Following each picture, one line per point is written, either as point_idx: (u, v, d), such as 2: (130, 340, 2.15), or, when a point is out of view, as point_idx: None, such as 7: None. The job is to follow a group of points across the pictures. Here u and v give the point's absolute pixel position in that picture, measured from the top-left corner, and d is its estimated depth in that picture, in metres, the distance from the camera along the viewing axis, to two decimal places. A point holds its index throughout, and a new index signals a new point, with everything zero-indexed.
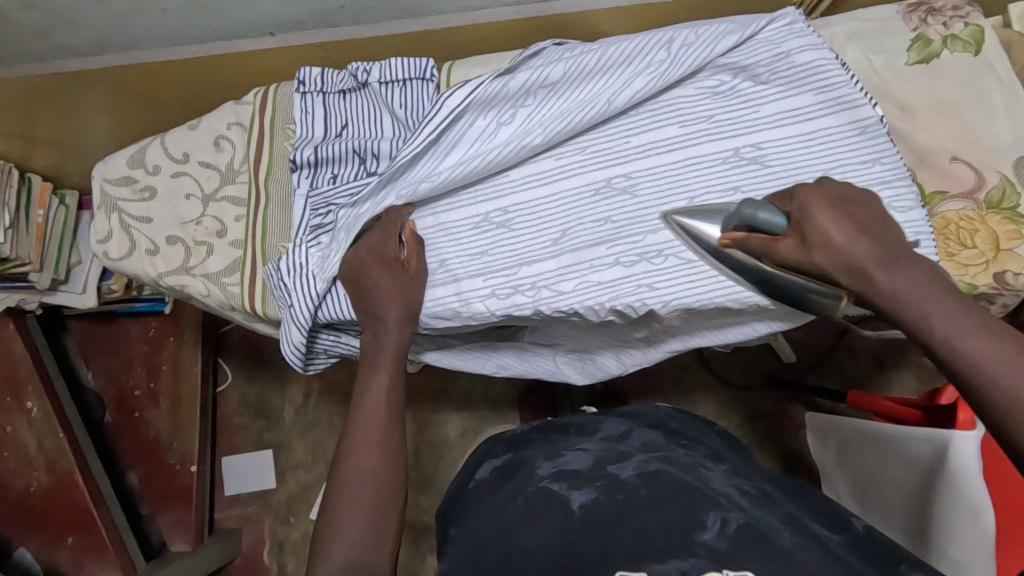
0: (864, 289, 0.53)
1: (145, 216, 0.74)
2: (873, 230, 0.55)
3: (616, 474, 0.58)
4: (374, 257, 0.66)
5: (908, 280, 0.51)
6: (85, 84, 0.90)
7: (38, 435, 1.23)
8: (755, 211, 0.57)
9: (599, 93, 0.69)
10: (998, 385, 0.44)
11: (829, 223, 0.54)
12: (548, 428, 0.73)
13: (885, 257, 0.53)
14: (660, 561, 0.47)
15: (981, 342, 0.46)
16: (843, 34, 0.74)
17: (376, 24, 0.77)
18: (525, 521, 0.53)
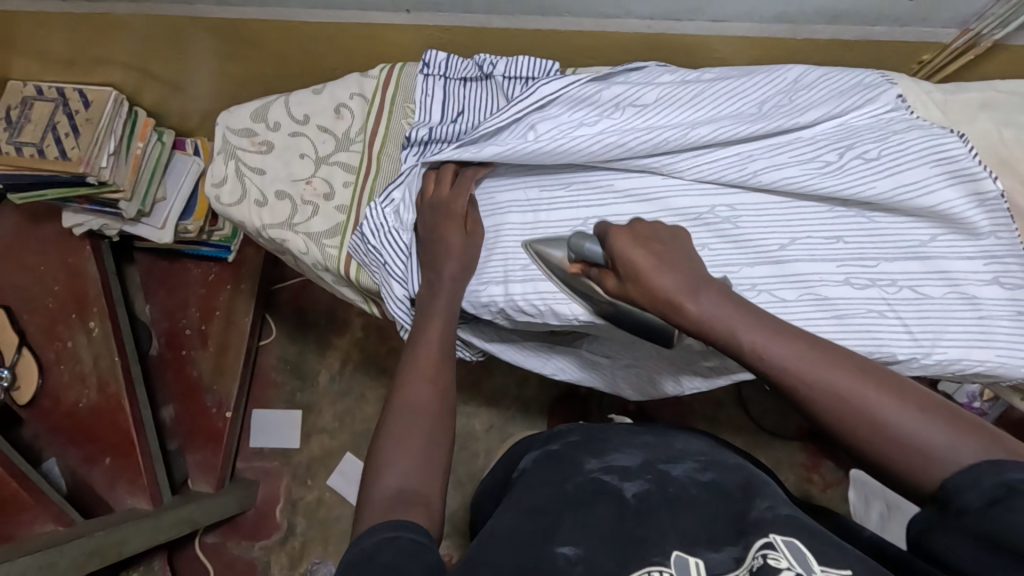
0: (678, 316, 0.55)
1: (260, 168, 0.78)
2: (669, 254, 0.58)
3: (666, 471, 0.57)
4: (445, 216, 0.70)
5: (713, 302, 0.54)
6: (216, 31, 0.94)
7: (95, 354, 1.28)
8: (581, 241, 0.64)
9: (689, 117, 0.71)
10: (815, 392, 0.48)
11: (638, 256, 0.57)
12: (590, 428, 0.70)
13: (687, 285, 0.55)
14: (714, 550, 0.46)
15: (781, 345, 0.51)
16: (976, 103, 0.73)
17: (508, 16, 0.79)
18: (579, 505, 0.53)
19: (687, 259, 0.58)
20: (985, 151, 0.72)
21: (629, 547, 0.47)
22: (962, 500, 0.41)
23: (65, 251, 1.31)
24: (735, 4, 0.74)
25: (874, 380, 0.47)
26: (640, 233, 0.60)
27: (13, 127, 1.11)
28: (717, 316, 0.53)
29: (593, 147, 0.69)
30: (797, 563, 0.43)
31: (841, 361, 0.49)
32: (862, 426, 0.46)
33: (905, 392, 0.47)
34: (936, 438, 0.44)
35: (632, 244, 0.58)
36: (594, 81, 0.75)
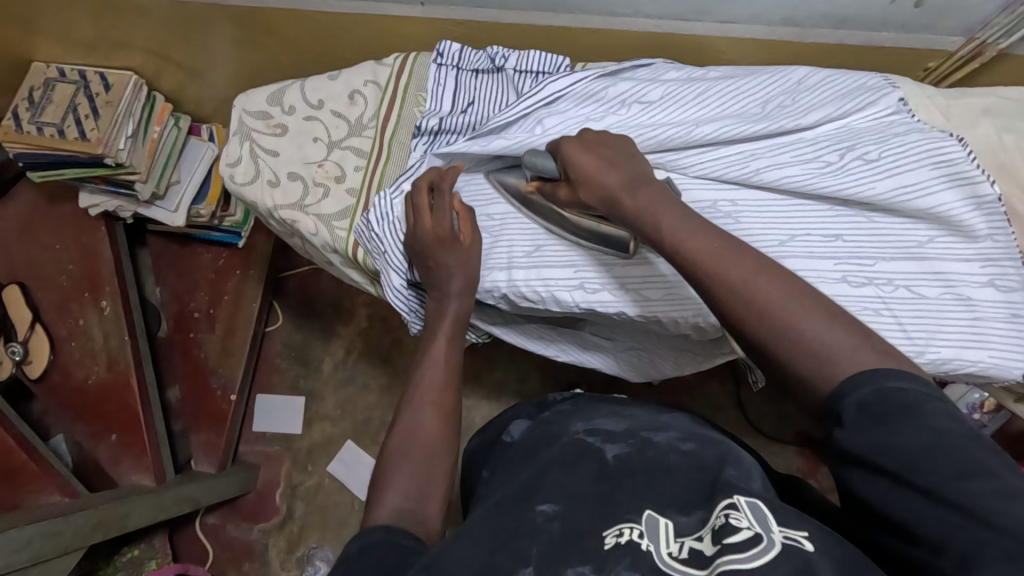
0: (615, 211, 0.61)
1: (274, 149, 0.80)
2: (616, 155, 0.64)
3: (648, 438, 0.58)
4: (434, 238, 0.70)
5: (646, 198, 0.59)
6: (235, 19, 0.96)
7: (106, 332, 1.31)
8: (531, 156, 0.69)
9: (692, 116, 0.73)
10: (714, 280, 0.53)
11: (586, 160, 0.63)
12: (582, 400, 0.73)
13: (628, 180, 0.61)
14: (684, 513, 0.48)
15: (693, 238, 0.56)
16: (976, 108, 0.74)
17: (521, 12, 0.81)
18: (562, 463, 0.54)
19: (633, 167, 0.62)
20: (985, 155, 0.72)
21: (603, 506, 0.49)
22: (842, 408, 0.45)
23: (80, 231, 1.34)
24: (742, 6, 0.75)
25: (784, 291, 0.51)
26: (588, 141, 0.65)
27: (34, 108, 1.14)
28: (650, 208, 0.59)
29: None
30: (757, 524, 0.43)
31: (760, 268, 0.53)
32: (764, 328, 0.51)
33: (812, 302, 0.51)
34: (829, 347, 0.48)
35: (581, 148, 0.64)
36: (602, 78, 0.77)
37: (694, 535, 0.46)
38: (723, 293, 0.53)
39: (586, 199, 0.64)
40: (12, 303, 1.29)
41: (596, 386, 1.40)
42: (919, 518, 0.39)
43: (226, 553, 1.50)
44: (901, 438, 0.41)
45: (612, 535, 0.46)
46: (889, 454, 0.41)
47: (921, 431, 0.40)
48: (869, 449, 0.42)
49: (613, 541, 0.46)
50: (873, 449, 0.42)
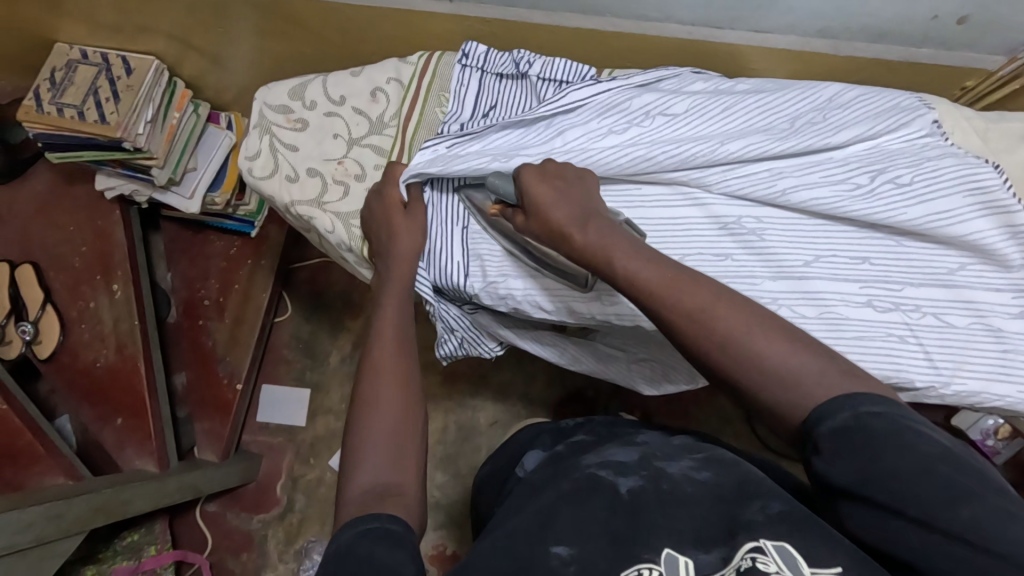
0: (568, 248, 0.62)
1: (293, 144, 0.79)
2: (570, 187, 0.65)
3: (662, 469, 0.56)
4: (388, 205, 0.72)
5: (599, 234, 0.60)
6: (259, 7, 0.95)
7: (116, 316, 1.31)
8: (497, 181, 0.67)
9: (719, 131, 0.71)
10: (673, 310, 0.54)
11: (541, 192, 0.63)
12: (601, 432, 0.72)
13: (579, 217, 0.62)
14: (703, 551, 0.47)
15: (646, 270, 0.56)
16: (1016, 133, 0.71)
17: (550, 13, 0.80)
18: (573, 497, 0.53)
19: (584, 201, 0.64)
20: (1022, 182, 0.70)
21: (621, 548, 0.48)
22: (819, 433, 0.45)
23: (96, 214, 1.34)
24: (779, 15, 0.73)
25: (747, 321, 0.52)
26: (546, 171, 0.65)
27: (56, 89, 1.14)
28: (601, 247, 0.60)
29: (623, 150, 0.69)
30: (786, 567, 0.42)
31: (714, 295, 0.54)
32: (732, 362, 0.51)
33: (775, 329, 0.51)
34: (795, 373, 0.49)
35: (539, 178, 0.64)
36: (627, 87, 0.75)
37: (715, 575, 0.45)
38: (684, 324, 0.53)
39: (540, 237, 0.65)
40: (24, 282, 1.29)
41: (604, 394, 1.39)
42: (915, 547, 0.41)
43: (225, 541, 1.50)
44: (882, 465, 0.42)
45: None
46: (873, 484, 0.42)
47: (907, 460, 0.42)
48: (855, 479, 0.43)
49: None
50: (856, 477, 0.43)
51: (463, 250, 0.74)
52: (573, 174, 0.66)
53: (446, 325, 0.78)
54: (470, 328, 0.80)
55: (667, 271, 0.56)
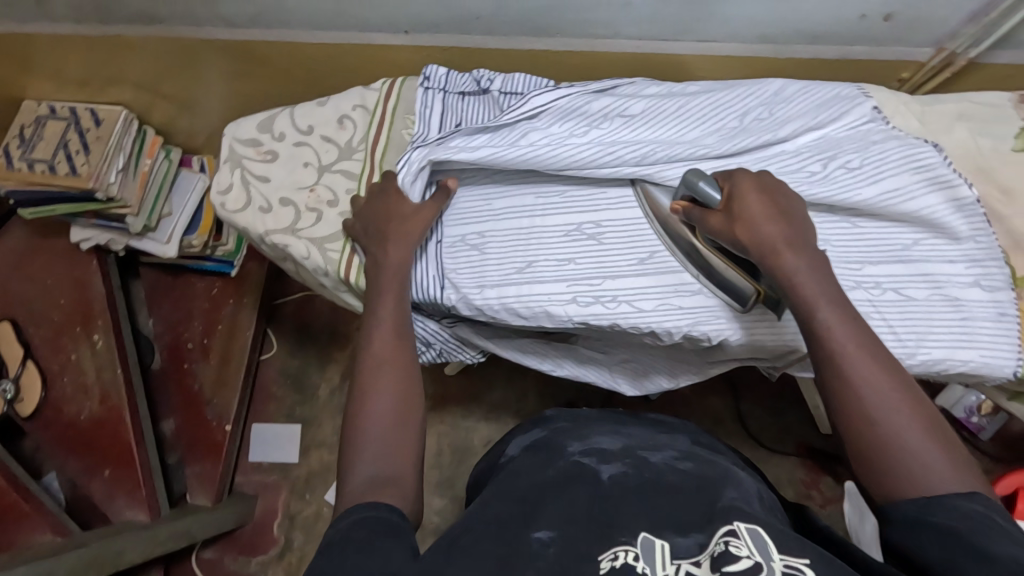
0: (771, 266, 0.61)
1: (264, 175, 0.81)
2: (783, 206, 0.64)
3: (645, 458, 0.59)
4: (387, 220, 0.71)
5: (808, 263, 0.60)
6: (224, 52, 0.97)
7: (98, 366, 1.29)
8: (697, 177, 0.65)
9: (675, 134, 0.75)
10: (842, 363, 0.55)
11: (755, 200, 0.63)
12: (575, 417, 0.74)
13: (790, 239, 0.61)
14: (682, 534, 0.46)
15: (833, 319, 0.57)
16: (953, 112, 0.73)
17: (505, 37, 0.83)
18: (556, 487, 0.54)
19: (799, 225, 0.63)
20: (963, 159, 0.71)
21: (612, 526, 0.47)
22: (941, 503, 0.47)
23: (73, 265, 1.33)
24: (720, 25, 0.77)
25: (905, 404, 0.53)
26: (765, 184, 0.64)
27: (25, 145, 1.15)
28: (810, 275, 0.59)
29: (585, 155, 0.71)
30: (757, 552, 0.42)
31: (883, 364, 0.55)
32: (871, 437, 0.52)
33: (924, 420, 0.53)
34: (926, 456, 0.50)
35: (754, 189, 0.64)
36: (585, 94, 0.79)
37: (691, 559, 0.44)
38: (843, 380, 0.55)
39: (740, 239, 0.62)
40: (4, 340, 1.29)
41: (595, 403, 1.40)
42: None
43: None
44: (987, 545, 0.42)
45: (608, 559, 0.44)
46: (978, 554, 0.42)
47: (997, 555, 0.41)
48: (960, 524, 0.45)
49: (608, 566, 0.44)
50: (949, 518, 0.46)
51: (438, 264, 0.74)
52: (787, 194, 0.65)
53: (427, 336, 0.80)
54: (449, 340, 0.82)
55: (852, 332, 0.56)
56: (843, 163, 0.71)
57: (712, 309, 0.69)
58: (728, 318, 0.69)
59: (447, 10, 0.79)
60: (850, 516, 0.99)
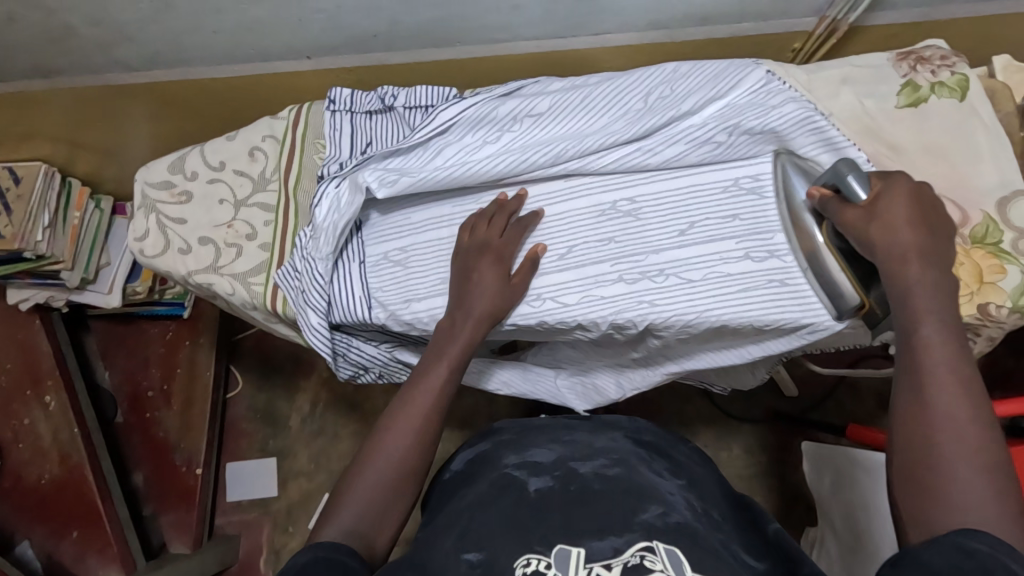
0: (888, 271, 0.58)
1: (180, 217, 0.80)
2: (932, 221, 0.59)
3: (575, 468, 0.57)
4: (481, 250, 0.71)
5: (932, 275, 0.56)
6: (144, 98, 0.96)
7: (53, 427, 1.26)
8: (848, 170, 0.63)
9: (583, 127, 0.75)
10: (924, 367, 0.52)
11: (900, 208, 0.59)
12: (524, 426, 0.66)
13: (922, 249, 0.57)
14: (598, 538, 0.49)
15: (929, 325, 0.54)
16: (837, 78, 0.75)
17: (407, 51, 0.84)
18: (484, 500, 0.55)
19: (937, 240, 0.58)
20: (852, 121, 0.74)
21: (531, 538, 0.49)
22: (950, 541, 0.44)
23: (16, 327, 1.29)
24: (611, 17, 0.78)
25: (975, 439, 0.48)
26: (921, 194, 0.60)
27: None
28: (931, 289, 0.56)
29: (494, 166, 0.73)
30: (671, 567, 0.45)
31: (968, 382, 0.51)
32: (927, 462, 0.49)
33: (994, 468, 0.47)
34: (971, 484, 0.47)
35: (903, 197, 0.60)
36: (491, 99, 0.78)
37: (604, 562, 0.47)
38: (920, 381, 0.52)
39: (869, 237, 0.59)
40: None
41: None
42: None
43: None
44: None
45: (521, 565, 0.47)
46: None
47: None
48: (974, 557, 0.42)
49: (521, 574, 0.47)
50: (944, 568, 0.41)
51: (363, 285, 0.75)
52: (937, 213, 0.60)
53: (365, 359, 0.79)
54: (387, 360, 0.79)
55: (955, 352, 0.52)
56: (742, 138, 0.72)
57: (633, 297, 0.71)
58: (651, 305, 0.70)
59: (344, 33, 0.80)
60: (810, 476, 0.99)
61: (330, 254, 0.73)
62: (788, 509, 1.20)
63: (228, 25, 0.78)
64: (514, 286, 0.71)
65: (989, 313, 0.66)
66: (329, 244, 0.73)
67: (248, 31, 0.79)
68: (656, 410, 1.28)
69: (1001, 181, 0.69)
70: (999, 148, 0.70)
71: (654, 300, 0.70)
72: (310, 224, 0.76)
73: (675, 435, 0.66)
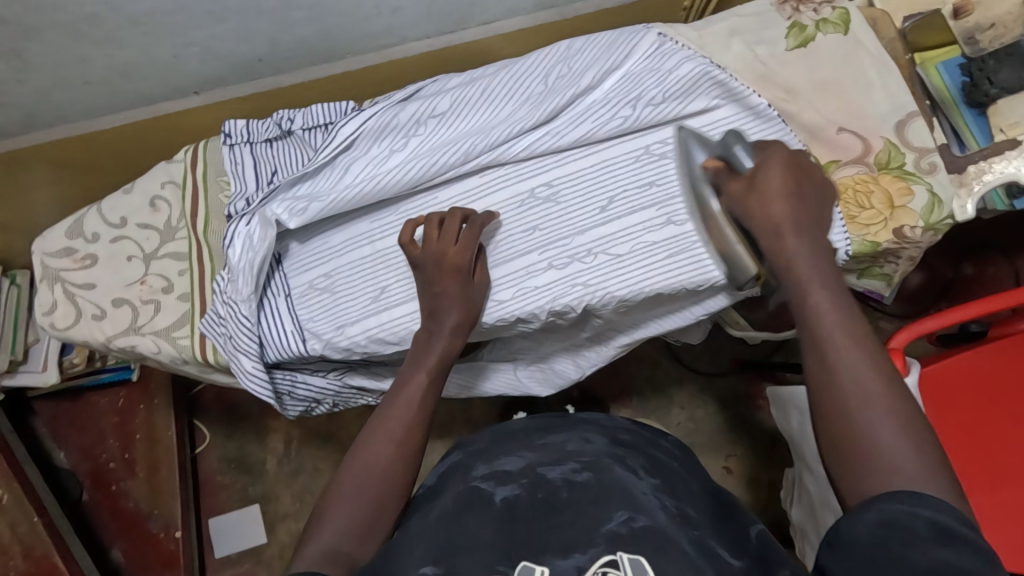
0: (772, 248, 0.56)
1: (88, 282, 0.76)
2: (807, 194, 0.59)
3: (543, 474, 0.55)
4: (438, 265, 0.66)
5: (810, 248, 0.56)
6: (45, 162, 0.87)
7: (9, 521, 1.05)
8: (736, 143, 0.64)
9: (488, 120, 0.73)
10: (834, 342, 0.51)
11: (777, 184, 0.58)
12: (497, 431, 0.62)
13: (801, 223, 0.57)
14: (562, 556, 0.47)
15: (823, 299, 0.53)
16: (726, 30, 0.76)
17: (296, 72, 0.81)
18: (446, 515, 0.52)
19: (813, 213, 0.58)
20: (746, 70, 0.75)
21: (493, 557, 0.47)
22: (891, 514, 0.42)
23: None
24: (497, 5, 0.78)
25: (888, 399, 0.48)
26: (796, 164, 0.60)
27: None
28: (812, 261, 0.55)
29: (406, 175, 0.71)
30: None
31: (868, 345, 0.50)
32: (845, 430, 0.48)
33: (909, 420, 0.47)
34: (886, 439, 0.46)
35: (781, 169, 0.59)
36: (391, 106, 0.75)
37: None
38: (827, 359, 0.50)
39: (752, 215, 0.58)
40: None
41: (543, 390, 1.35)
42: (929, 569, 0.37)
43: None
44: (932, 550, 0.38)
45: None
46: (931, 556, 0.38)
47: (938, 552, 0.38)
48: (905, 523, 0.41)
49: None
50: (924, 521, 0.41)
51: (293, 318, 0.72)
52: (814, 181, 0.60)
53: (313, 392, 0.76)
54: (339, 390, 0.77)
55: (853, 317, 0.52)
56: (646, 108, 0.72)
57: (566, 281, 0.70)
58: (585, 286, 0.70)
59: (226, 62, 0.76)
60: (777, 416, 0.97)
61: (251, 294, 0.70)
62: (771, 447, 1.23)
63: (100, 72, 0.73)
64: (477, 282, 0.68)
65: (904, 235, 0.68)
66: (249, 284, 0.70)
67: (123, 74, 0.75)
68: (630, 384, 1.27)
69: (895, 106, 0.71)
70: (889, 73, 0.72)
71: (587, 281, 0.70)
72: (225, 267, 0.72)
73: (653, 430, 0.68)
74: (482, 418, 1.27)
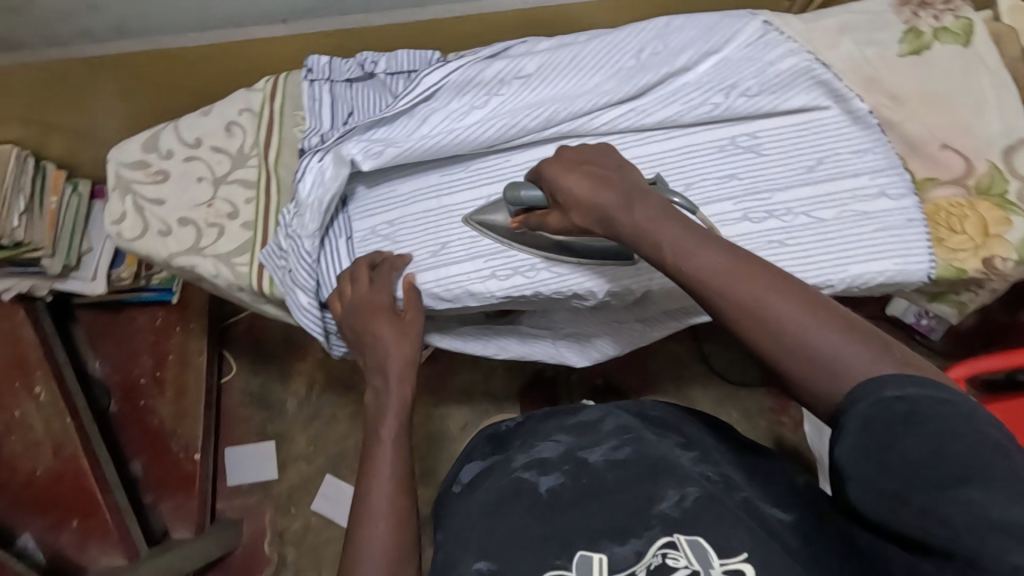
0: (619, 231, 0.54)
1: (157, 198, 0.77)
2: (607, 175, 0.57)
3: (583, 458, 0.55)
4: (370, 313, 0.67)
5: (653, 214, 0.51)
6: (124, 72, 0.88)
7: (46, 419, 1.09)
8: (516, 192, 0.62)
9: (573, 90, 0.71)
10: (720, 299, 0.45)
11: (579, 182, 0.57)
12: (528, 421, 0.64)
13: (628, 194, 0.54)
14: (619, 542, 0.47)
15: (702, 257, 0.47)
16: (836, 27, 0.72)
17: (386, 12, 0.80)
18: (492, 507, 0.52)
19: (626, 181, 0.56)
20: (851, 71, 0.71)
21: (550, 548, 0.47)
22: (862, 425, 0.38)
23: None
24: None
25: (817, 317, 0.42)
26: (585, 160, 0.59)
27: None
28: (654, 224, 0.51)
29: (484, 133, 0.70)
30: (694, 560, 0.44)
31: (766, 276, 0.45)
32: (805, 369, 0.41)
33: (843, 321, 0.42)
34: (833, 351, 0.41)
35: (566, 169, 0.58)
36: (476, 62, 0.73)
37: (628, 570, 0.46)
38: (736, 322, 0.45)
39: (587, 215, 0.56)
40: None
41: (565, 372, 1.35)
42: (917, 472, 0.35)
43: None
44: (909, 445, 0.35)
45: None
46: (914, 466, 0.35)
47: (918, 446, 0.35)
48: (889, 497, 0.36)
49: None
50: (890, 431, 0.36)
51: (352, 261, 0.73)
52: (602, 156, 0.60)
53: None
54: None
55: (724, 254, 0.47)
56: (741, 98, 0.69)
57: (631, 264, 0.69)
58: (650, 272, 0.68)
59: None
60: (811, 437, 0.95)
61: (316, 231, 0.70)
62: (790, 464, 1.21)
63: None
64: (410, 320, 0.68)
65: (994, 266, 0.65)
66: (317, 220, 0.70)
67: None
68: (656, 380, 1.26)
69: (1005, 129, 0.67)
70: (1005, 94, 0.68)
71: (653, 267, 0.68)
72: (292, 200, 0.72)
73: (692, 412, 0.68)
74: (502, 391, 1.27)
